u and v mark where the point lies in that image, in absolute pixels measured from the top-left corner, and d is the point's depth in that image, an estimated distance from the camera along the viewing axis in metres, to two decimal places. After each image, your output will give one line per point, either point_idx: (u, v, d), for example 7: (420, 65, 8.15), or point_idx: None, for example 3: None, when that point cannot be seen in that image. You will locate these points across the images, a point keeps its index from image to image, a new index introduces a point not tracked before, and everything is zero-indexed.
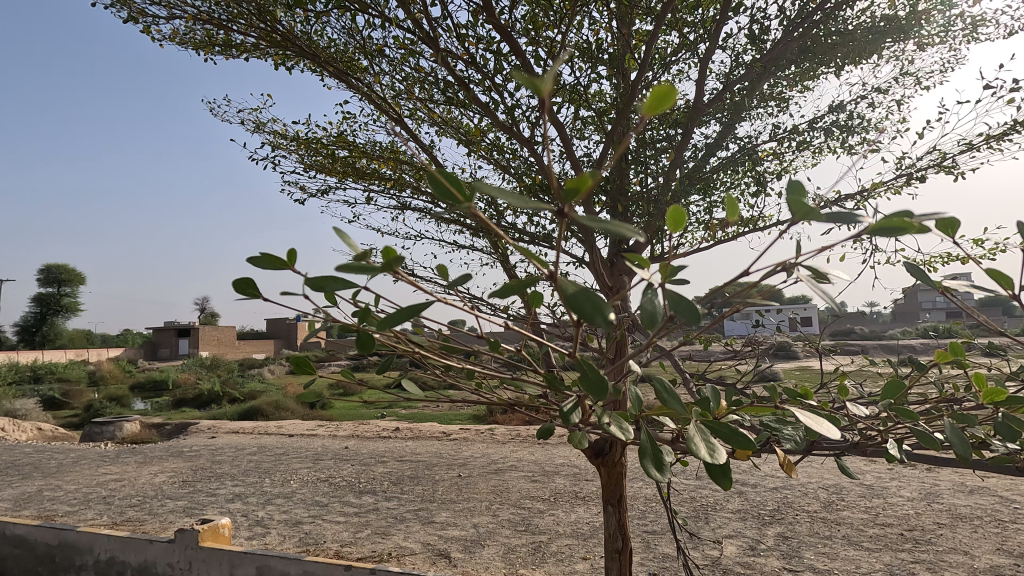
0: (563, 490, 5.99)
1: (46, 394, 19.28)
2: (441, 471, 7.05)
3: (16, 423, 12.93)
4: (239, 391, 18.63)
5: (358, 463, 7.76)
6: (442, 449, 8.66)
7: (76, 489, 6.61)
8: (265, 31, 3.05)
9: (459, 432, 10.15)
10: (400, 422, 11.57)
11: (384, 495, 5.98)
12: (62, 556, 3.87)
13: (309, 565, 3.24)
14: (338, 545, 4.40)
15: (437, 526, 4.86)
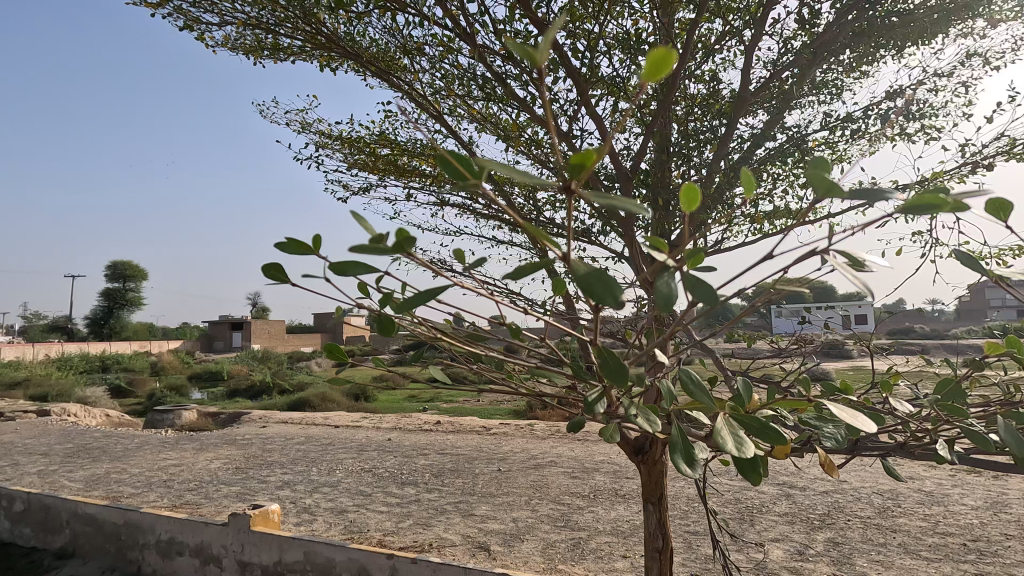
0: (603, 488, 5.94)
1: (113, 383, 20.56)
2: (482, 465, 7.12)
3: (85, 410, 13.84)
4: (289, 383, 19.40)
5: (400, 455, 7.94)
6: (483, 443, 8.75)
7: (139, 473, 7.02)
8: (310, 34, 3.15)
9: (500, 427, 10.21)
10: (441, 416, 11.78)
11: (426, 487, 6.09)
12: (128, 536, 4.12)
13: (353, 552, 3.33)
14: (381, 534, 4.51)
15: (477, 519, 4.90)
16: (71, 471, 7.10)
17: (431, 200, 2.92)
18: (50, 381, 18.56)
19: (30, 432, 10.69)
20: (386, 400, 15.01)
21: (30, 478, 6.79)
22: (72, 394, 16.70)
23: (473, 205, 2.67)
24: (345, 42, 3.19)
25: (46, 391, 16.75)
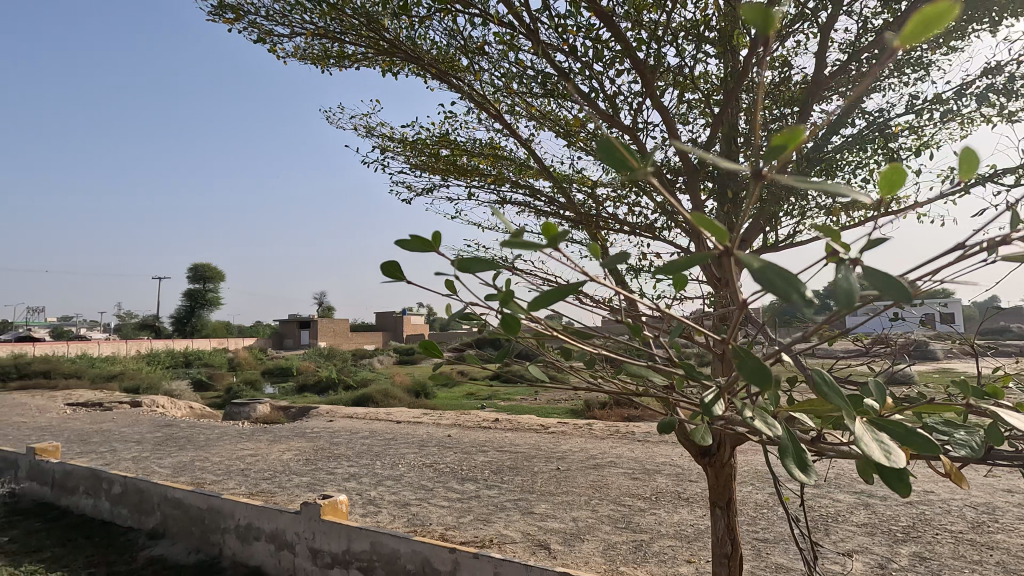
0: (666, 490, 5.81)
1: (196, 377, 22.09)
2: (540, 464, 7.12)
3: (172, 401, 14.95)
4: (353, 379, 20.17)
5: (460, 451, 8.08)
6: (541, 442, 8.75)
7: (220, 461, 7.52)
8: (374, 41, 3.26)
9: (558, 426, 10.18)
10: (499, 414, 11.89)
11: (485, 484, 6.16)
12: (210, 519, 4.41)
13: (417, 545, 3.41)
14: (442, 528, 4.60)
15: (536, 517, 4.91)
16: (161, 458, 7.69)
17: (488, 201, 2.95)
18: (142, 375, 20.19)
19: (125, 421, 11.66)
20: (445, 397, 15.31)
21: (126, 462, 7.41)
22: (160, 386, 18.07)
23: (533, 201, 2.68)
24: (407, 46, 3.27)
25: (139, 383, 18.21)
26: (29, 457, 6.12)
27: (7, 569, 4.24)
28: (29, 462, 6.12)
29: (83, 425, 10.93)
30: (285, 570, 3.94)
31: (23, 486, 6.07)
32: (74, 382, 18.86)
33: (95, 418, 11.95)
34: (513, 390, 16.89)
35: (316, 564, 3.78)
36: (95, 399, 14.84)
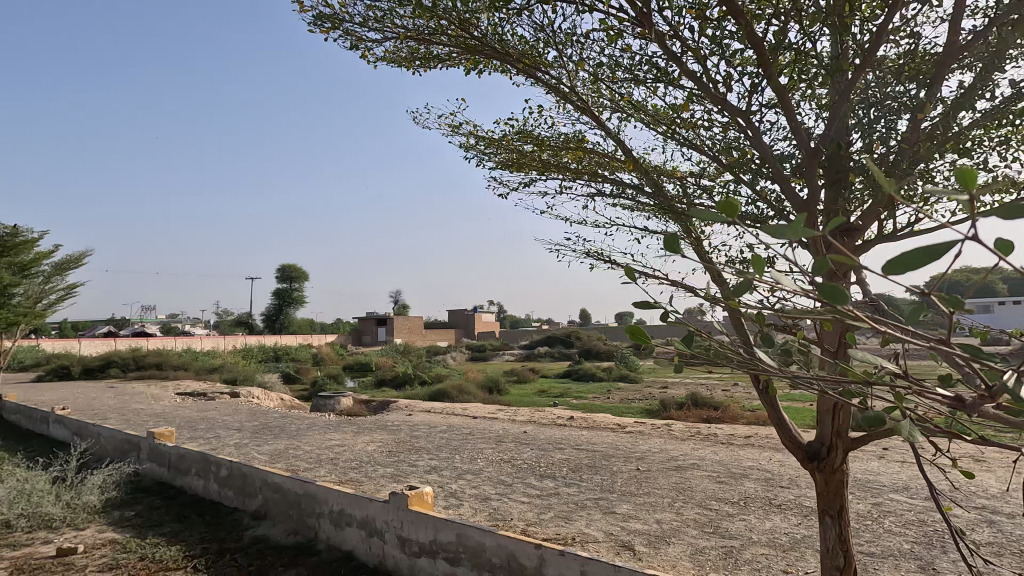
0: (755, 495, 5.54)
1: (285, 371, 23.59)
2: (619, 463, 7.02)
3: (265, 393, 16.06)
4: (428, 375, 20.77)
5: (537, 447, 8.11)
6: (619, 442, 8.62)
7: (311, 450, 7.99)
8: (461, 39, 3.32)
9: (634, 426, 9.99)
10: (574, 412, 11.83)
11: (564, 481, 6.16)
12: (306, 504, 4.69)
13: (502, 539, 3.45)
14: (524, 523, 4.65)
15: (618, 517, 4.84)
16: (259, 445, 8.27)
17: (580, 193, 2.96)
18: (238, 368, 21.83)
19: (227, 410, 12.65)
20: (518, 394, 15.44)
21: (230, 448, 8.04)
22: (254, 379, 19.47)
23: (624, 193, 2.64)
24: (494, 43, 3.31)
25: (236, 375, 19.69)
26: (149, 441, 6.78)
27: (135, 541, 4.72)
28: (150, 445, 6.78)
29: (192, 412, 11.97)
30: (375, 556, 4.12)
31: (145, 466, 6.74)
32: (181, 373, 20.70)
33: (201, 407, 13.05)
34: (586, 389, 16.76)
35: (405, 552, 3.93)
36: (200, 390, 16.21)
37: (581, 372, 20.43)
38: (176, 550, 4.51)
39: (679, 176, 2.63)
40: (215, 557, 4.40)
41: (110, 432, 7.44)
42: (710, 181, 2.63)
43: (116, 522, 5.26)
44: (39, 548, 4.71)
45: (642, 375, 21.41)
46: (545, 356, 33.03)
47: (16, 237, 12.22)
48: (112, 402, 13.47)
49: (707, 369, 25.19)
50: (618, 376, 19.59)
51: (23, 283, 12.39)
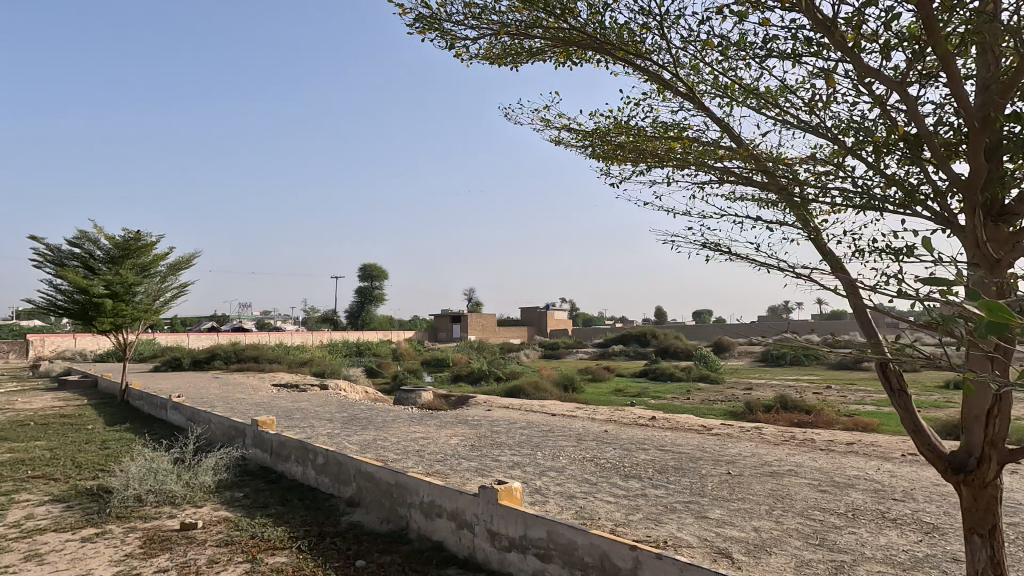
0: (863, 507, 5.14)
1: (369, 365, 24.71)
2: (708, 466, 6.75)
3: (352, 386, 16.92)
4: (504, 372, 21.02)
5: (619, 447, 7.98)
6: (705, 444, 8.30)
7: (398, 442, 8.32)
8: (555, 31, 3.34)
9: (721, 428, 9.59)
10: (655, 412, 11.53)
11: (651, 482, 6.01)
12: (398, 494, 4.89)
13: (595, 538, 3.42)
14: (613, 523, 4.58)
15: (712, 522, 4.65)
16: (350, 435, 8.71)
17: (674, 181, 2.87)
18: (326, 362, 23.13)
19: (318, 401, 13.43)
20: (595, 393, 15.29)
21: (323, 437, 8.52)
22: (341, 372, 20.53)
23: (739, 182, 2.57)
24: (591, 33, 3.28)
25: (324, 369, 20.87)
26: (253, 428, 7.32)
27: (246, 521, 5.12)
28: (254, 432, 7.32)
29: (287, 403, 12.82)
30: (465, 548, 4.22)
31: (250, 452, 7.29)
32: (276, 366, 22.22)
33: (295, 398, 13.94)
34: (665, 388, 16.30)
35: (495, 546, 3.99)
36: (293, 382, 17.32)
37: (659, 372, 19.89)
38: (282, 531, 4.85)
39: (793, 160, 2.50)
40: (316, 539, 4.69)
41: (219, 419, 8.11)
42: (829, 165, 2.51)
43: (228, 502, 5.73)
44: (165, 522, 5.22)
45: (724, 375, 20.53)
46: (620, 354, 32.47)
47: (139, 241, 13.58)
48: (219, 392, 14.69)
49: (795, 370, 23.75)
50: (699, 376, 18.90)
51: (144, 283, 13.77)
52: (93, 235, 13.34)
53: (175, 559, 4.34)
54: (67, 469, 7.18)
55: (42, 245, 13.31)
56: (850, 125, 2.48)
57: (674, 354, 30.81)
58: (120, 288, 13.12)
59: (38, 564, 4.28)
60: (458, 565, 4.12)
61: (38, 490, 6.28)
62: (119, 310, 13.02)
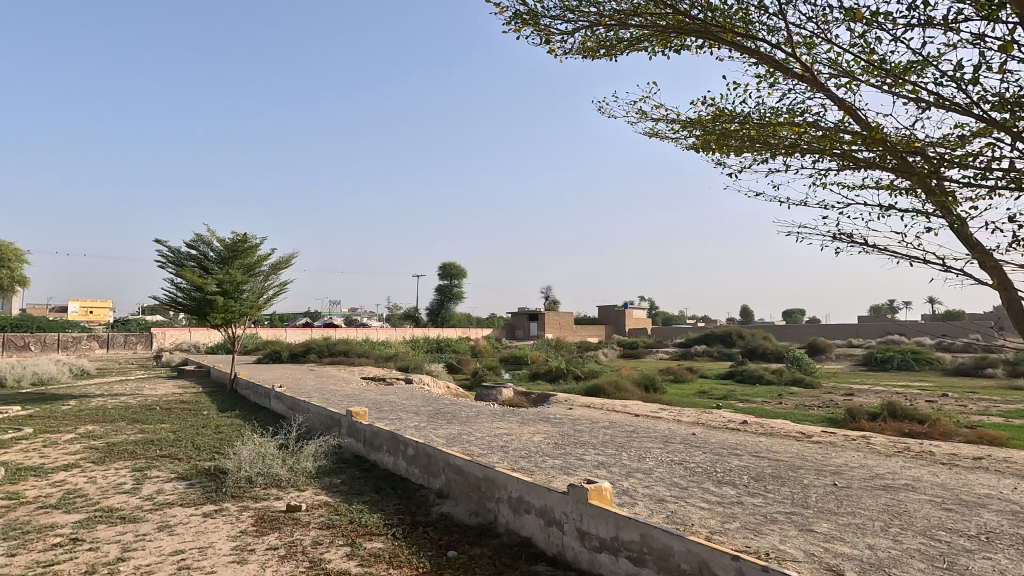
0: (999, 531, 4.60)
1: (450, 362, 25.42)
2: (810, 476, 6.33)
3: (435, 381, 17.49)
4: (583, 371, 20.86)
5: (709, 451, 7.68)
6: (805, 452, 7.79)
7: (482, 437, 8.49)
8: (656, 20, 3.36)
9: (822, 436, 8.96)
10: (746, 416, 10.97)
11: (746, 490, 5.72)
12: (486, 487, 4.99)
13: (693, 544, 3.31)
14: (708, 531, 4.41)
15: (819, 536, 4.35)
16: (436, 429, 9.00)
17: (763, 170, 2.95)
18: (410, 357, 24.05)
19: (405, 395, 13.99)
20: (679, 394, 14.80)
21: (412, 430, 8.86)
22: (424, 367, 21.27)
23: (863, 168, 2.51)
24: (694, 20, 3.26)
25: (409, 364, 21.72)
26: (348, 418, 7.76)
27: (344, 506, 5.43)
28: (348, 422, 7.76)
29: (376, 395, 13.46)
30: (554, 546, 4.23)
31: (345, 441, 7.74)
32: (365, 360, 23.41)
33: (384, 391, 14.61)
34: (756, 392, 15.48)
35: (585, 546, 3.97)
36: (380, 376, 18.17)
37: (748, 374, 18.92)
38: (377, 518, 5.10)
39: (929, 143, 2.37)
40: (409, 528, 4.89)
41: (317, 409, 8.67)
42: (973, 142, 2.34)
43: (327, 487, 6.11)
44: (273, 503, 5.65)
45: (821, 379, 19.17)
46: (703, 354, 31.23)
47: (245, 243, 14.78)
48: (315, 383, 15.69)
49: (905, 375, 21.72)
50: (793, 379, 17.78)
51: (250, 281, 15.01)
52: (207, 237, 14.66)
53: (284, 537, 4.69)
54: (189, 450, 7.96)
55: (164, 247, 14.77)
56: (994, 99, 2.29)
57: (764, 355, 29.18)
58: (230, 287, 14.41)
59: (169, 535, 4.78)
60: (547, 563, 4.14)
61: (166, 467, 7.02)
62: (229, 306, 14.34)
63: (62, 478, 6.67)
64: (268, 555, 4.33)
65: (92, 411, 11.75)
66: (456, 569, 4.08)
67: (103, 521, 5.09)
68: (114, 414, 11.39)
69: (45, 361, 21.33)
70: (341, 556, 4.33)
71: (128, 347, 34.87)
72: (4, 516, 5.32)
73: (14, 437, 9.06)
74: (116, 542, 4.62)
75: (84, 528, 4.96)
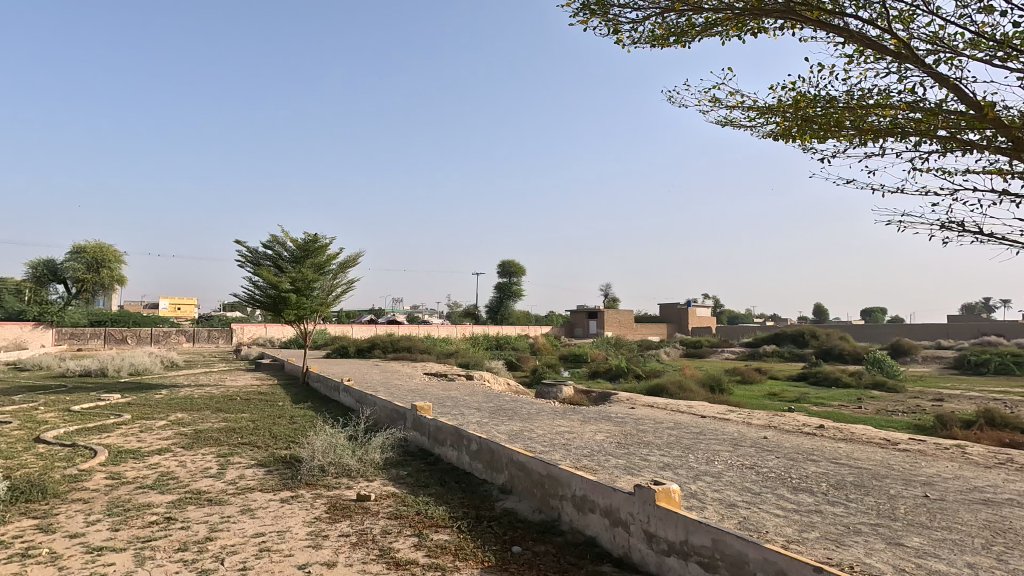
0: None
1: (509, 359, 25.60)
2: (897, 486, 5.91)
3: (496, 377, 17.69)
4: (644, 370, 20.46)
5: (782, 456, 7.33)
6: (890, 460, 7.28)
7: (544, 434, 8.50)
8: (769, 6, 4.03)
9: (909, 444, 8.34)
10: (822, 421, 10.40)
11: (826, 498, 5.41)
12: (550, 485, 4.99)
13: (770, 553, 3.16)
14: (784, 539, 4.21)
15: (910, 551, 4.05)
16: (498, 425, 9.10)
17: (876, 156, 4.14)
18: (470, 354, 24.43)
19: (466, 391, 14.22)
20: (748, 396, 14.22)
21: (474, 425, 8.99)
22: (485, 364, 21.56)
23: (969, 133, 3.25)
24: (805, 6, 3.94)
25: (469, 360, 22.06)
26: (413, 413, 7.98)
27: (411, 498, 5.59)
28: (413, 416, 7.97)
29: (439, 391, 13.76)
30: (620, 547, 4.16)
31: (410, 434, 7.96)
32: (427, 356, 23.99)
33: (446, 387, 14.91)
34: (832, 395, 14.62)
35: (653, 549, 3.88)
36: (442, 372, 18.56)
37: (823, 376, 17.91)
38: (443, 511, 5.21)
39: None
40: (474, 521, 4.96)
41: (384, 403, 8.97)
42: None
43: (395, 478, 6.32)
44: (345, 491, 5.89)
45: (906, 383, 17.86)
46: (773, 355, 29.84)
47: (316, 242, 15.49)
48: (380, 378, 16.22)
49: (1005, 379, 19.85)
50: (874, 382, 16.66)
51: (320, 279, 15.73)
52: (282, 238, 15.50)
53: (355, 525, 4.89)
54: (266, 438, 8.44)
55: (243, 247, 15.71)
56: None
57: (840, 356, 27.53)
58: (302, 284, 15.16)
59: (251, 518, 5.09)
60: (613, 563, 4.08)
61: (246, 454, 7.47)
62: (301, 303, 15.10)
63: (156, 461, 7.25)
64: (341, 542, 4.52)
65: (181, 400, 12.69)
66: (522, 564, 4.11)
67: (192, 503, 5.49)
68: (200, 403, 12.26)
69: (142, 354, 23.32)
70: (409, 546, 4.45)
71: (211, 341, 37.39)
72: (109, 494, 5.84)
73: (115, 422, 9.93)
74: (205, 523, 4.97)
75: (176, 507, 5.36)
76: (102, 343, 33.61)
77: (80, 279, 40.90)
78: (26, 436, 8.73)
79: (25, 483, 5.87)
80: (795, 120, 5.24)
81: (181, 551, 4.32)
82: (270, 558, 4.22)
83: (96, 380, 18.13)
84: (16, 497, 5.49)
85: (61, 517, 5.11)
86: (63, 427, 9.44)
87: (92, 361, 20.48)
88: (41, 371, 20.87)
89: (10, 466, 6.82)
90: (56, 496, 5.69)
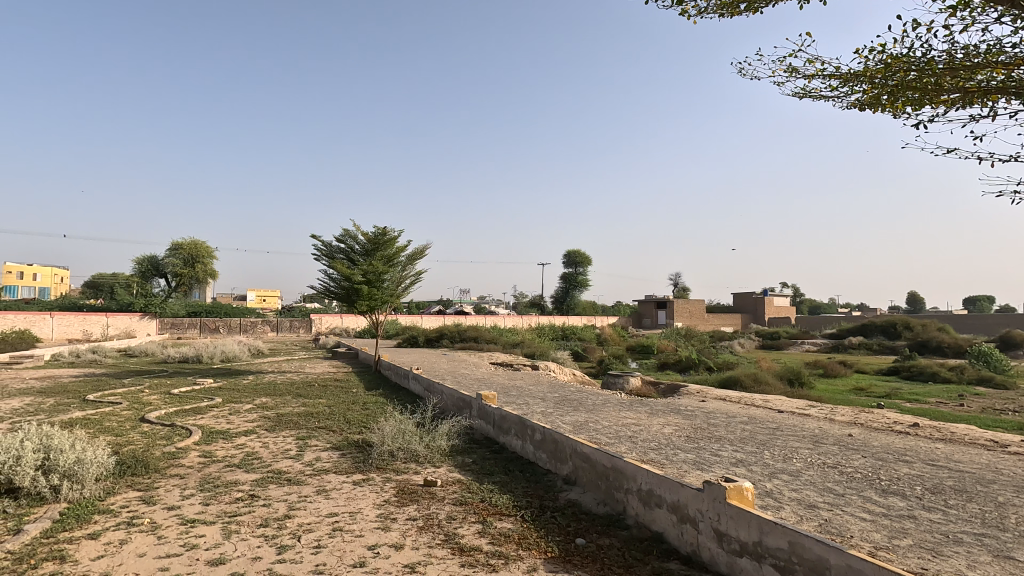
0: None
1: (575, 350, 25.42)
2: (1007, 493, 5.34)
3: (561, 367, 17.64)
4: (716, 362, 19.71)
5: (869, 455, 6.82)
6: (998, 463, 6.60)
7: (610, 426, 8.38)
8: None
9: (1022, 446, 7.53)
10: (917, 418, 9.59)
11: (921, 503, 4.98)
12: (615, 478, 4.92)
13: (854, 560, 2.95)
14: (872, 546, 3.92)
15: (1021, 565, 3.66)
16: (563, 416, 9.06)
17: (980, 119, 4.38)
18: (536, 344, 24.46)
19: (531, 381, 14.26)
20: (831, 391, 13.32)
21: (539, 416, 9.01)
22: (550, 355, 21.61)
23: None
24: None
25: (534, 350, 22.11)
26: (478, 402, 8.11)
27: (476, 485, 5.69)
28: (478, 405, 8.11)
29: (504, 381, 13.87)
30: (688, 544, 4.04)
31: (475, 422, 8.10)
32: (493, 346, 24.33)
33: (512, 376, 15.01)
34: (929, 391, 13.43)
35: (723, 548, 3.73)
36: (508, 362, 18.72)
37: (918, 372, 16.51)
38: (507, 499, 5.27)
39: None
40: (538, 511, 4.98)
41: (450, 391, 9.18)
42: None
43: (460, 466, 6.44)
44: (413, 476, 6.09)
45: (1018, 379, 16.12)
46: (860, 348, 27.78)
47: (385, 236, 16.08)
48: (447, 367, 16.63)
49: None
50: (979, 377, 15.15)
51: (390, 271, 16.28)
52: (353, 232, 16.17)
53: (421, 510, 5.04)
54: (341, 423, 8.87)
55: (318, 241, 16.55)
56: None
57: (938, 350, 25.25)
58: (372, 276, 15.75)
59: (325, 498, 5.36)
60: (681, 561, 3.95)
61: (322, 438, 7.89)
62: (373, 294, 15.67)
63: (243, 442, 7.80)
64: (408, 525, 4.68)
65: (266, 386, 13.58)
66: (586, 556, 4.08)
67: (273, 482, 5.86)
68: (282, 389, 13.05)
69: (232, 343, 25.26)
70: (473, 533, 4.53)
71: (292, 331, 39.78)
72: (201, 471, 6.36)
73: (208, 405, 10.79)
74: (284, 501, 5.29)
75: (259, 486, 5.75)
76: (198, 332, 36.57)
77: (179, 273, 44.64)
78: (133, 416, 9.67)
79: (131, 458, 6.50)
80: (886, 85, 4.81)
81: (262, 527, 4.63)
82: (342, 537, 4.43)
83: (193, 366, 19.76)
84: (124, 471, 6.09)
85: (161, 491, 5.61)
86: (164, 409, 10.37)
87: (190, 349, 22.31)
88: (146, 357, 23.04)
89: (119, 443, 7.58)
90: (157, 470, 6.27)
